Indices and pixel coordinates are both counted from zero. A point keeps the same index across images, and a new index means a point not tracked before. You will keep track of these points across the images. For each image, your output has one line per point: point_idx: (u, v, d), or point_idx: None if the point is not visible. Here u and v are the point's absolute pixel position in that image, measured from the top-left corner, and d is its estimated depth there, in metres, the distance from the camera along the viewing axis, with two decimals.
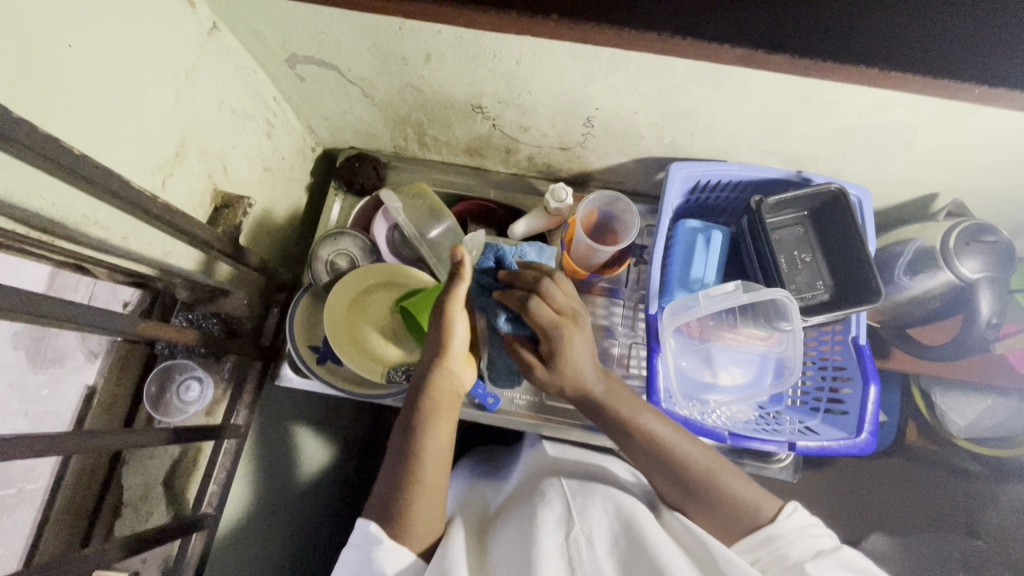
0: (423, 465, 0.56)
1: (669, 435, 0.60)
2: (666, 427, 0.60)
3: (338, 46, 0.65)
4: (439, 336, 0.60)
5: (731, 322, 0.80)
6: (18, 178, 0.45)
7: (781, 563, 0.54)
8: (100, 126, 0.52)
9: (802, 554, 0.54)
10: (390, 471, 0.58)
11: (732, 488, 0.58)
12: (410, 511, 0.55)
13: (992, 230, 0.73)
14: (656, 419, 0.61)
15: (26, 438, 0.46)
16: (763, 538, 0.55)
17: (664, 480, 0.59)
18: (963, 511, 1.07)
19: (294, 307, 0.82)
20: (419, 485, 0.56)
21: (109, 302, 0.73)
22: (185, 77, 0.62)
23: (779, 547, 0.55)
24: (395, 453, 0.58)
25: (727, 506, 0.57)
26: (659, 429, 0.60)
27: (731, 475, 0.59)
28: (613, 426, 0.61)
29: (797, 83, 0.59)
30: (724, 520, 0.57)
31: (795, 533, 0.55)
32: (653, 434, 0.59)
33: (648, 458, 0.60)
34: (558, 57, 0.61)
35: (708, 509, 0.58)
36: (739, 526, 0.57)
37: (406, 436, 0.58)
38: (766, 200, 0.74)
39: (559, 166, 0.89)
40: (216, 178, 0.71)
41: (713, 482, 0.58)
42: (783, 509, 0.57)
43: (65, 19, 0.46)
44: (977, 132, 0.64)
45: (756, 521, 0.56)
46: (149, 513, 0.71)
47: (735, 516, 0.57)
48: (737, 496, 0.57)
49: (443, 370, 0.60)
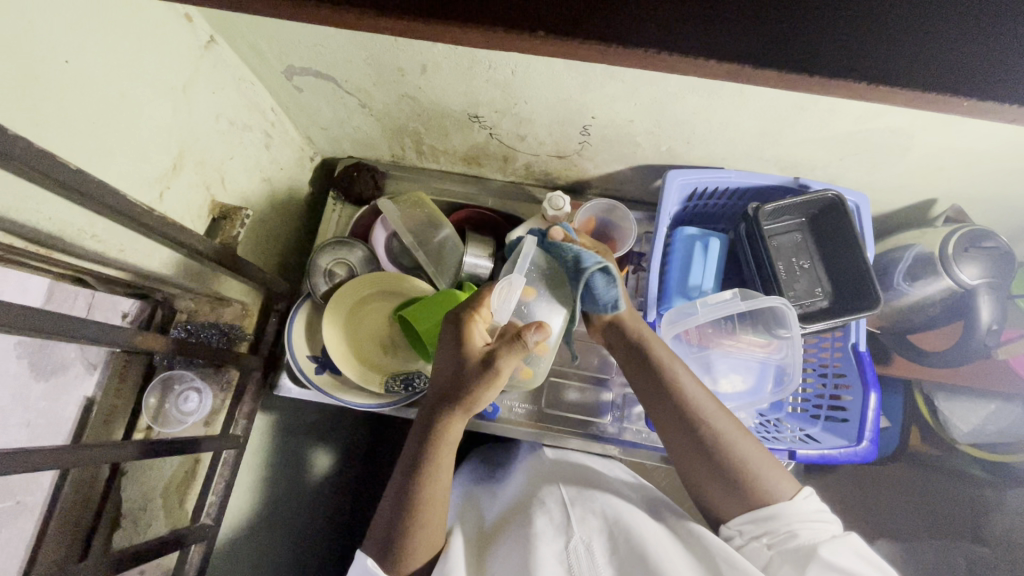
0: (429, 509, 0.56)
1: (693, 390, 0.62)
2: (691, 380, 0.63)
3: (335, 58, 0.66)
4: (475, 384, 0.57)
5: (730, 329, 0.79)
6: (13, 194, 0.45)
7: (789, 541, 0.52)
8: (98, 140, 0.53)
9: (810, 535, 0.52)
10: (394, 501, 0.57)
11: (745, 452, 0.58)
12: (413, 546, 0.55)
13: (991, 236, 0.73)
14: (687, 374, 0.63)
15: (23, 452, 0.46)
16: (769, 514, 0.54)
17: (680, 433, 0.61)
18: (970, 517, 1.05)
19: (295, 313, 0.81)
20: (423, 520, 0.56)
21: (109, 313, 0.69)
22: (183, 90, 0.62)
23: (789, 524, 0.53)
24: (399, 486, 0.58)
25: (739, 471, 0.57)
26: (686, 385, 0.62)
27: (744, 440, 0.59)
28: (642, 375, 0.65)
29: (790, 93, 0.59)
30: (733, 485, 0.57)
31: (806, 516, 0.53)
32: (675, 386, 0.62)
33: (669, 409, 0.62)
34: (553, 68, 0.61)
35: (718, 472, 0.58)
36: (747, 496, 0.56)
37: (414, 474, 0.57)
38: (763, 208, 0.74)
39: (556, 174, 0.89)
40: (213, 190, 0.71)
41: (726, 447, 0.58)
42: (799, 492, 0.56)
43: (61, 37, 0.47)
44: (972, 139, 0.64)
45: (764, 490, 0.56)
46: (149, 524, 0.72)
47: (746, 483, 0.57)
48: (747, 461, 0.58)
49: (463, 415, 0.58)
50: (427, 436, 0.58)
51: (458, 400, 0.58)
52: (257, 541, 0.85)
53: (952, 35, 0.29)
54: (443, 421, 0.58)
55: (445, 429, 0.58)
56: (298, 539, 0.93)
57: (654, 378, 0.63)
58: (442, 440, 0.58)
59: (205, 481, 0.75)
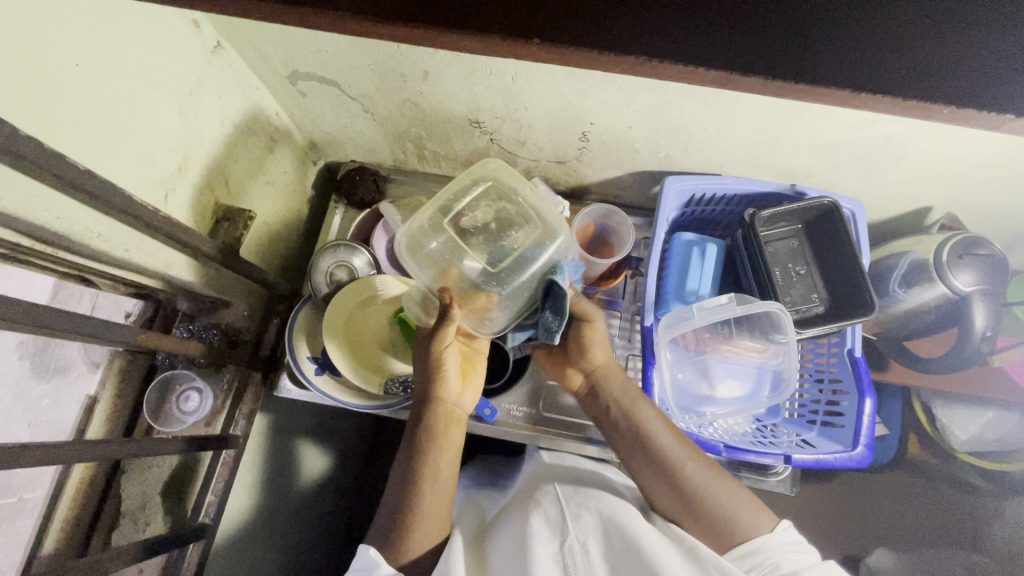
0: (427, 494, 0.59)
1: (664, 434, 0.63)
2: (662, 425, 0.64)
3: (338, 64, 0.67)
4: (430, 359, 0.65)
5: (727, 334, 0.81)
6: (22, 193, 0.46)
7: (773, 572, 0.52)
8: (105, 142, 0.54)
9: (793, 564, 0.53)
10: (393, 494, 0.61)
11: (721, 494, 0.59)
12: (412, 534, 0.57)
13: (984, 243, 0.73)
14: (658, 419, 0.64)
15: (29, 446, 0.46)
16: (750, 550, 0.55)
17: (655, 475, 0.61)
18: (970, 526, 1.05)
19: (295, 315, 0.83)
20: (417, 502, 0.59)
21: (111, 313, 0.70)
22: (189, 94, 0.63)
23: (771, 557, 0.54)
24: (398, 479, 0.62)
25: (716, 514, 0.58)
26: (658, 431, 0.63)
27: (718, 481, 0.60)
28: (616, 423, 0.66)
29: (785, 102, 0.60)
30: (712, 528, 0.57)
31: (785, 546, 0.55)
32: (648, 432, 0.63)
33: (641, 454, 0.63)
34: (553, 75, 0.62)
35: (697, 515, 0.58)
36: (728, 537, 0.57)
37: (410, 465, 0.61)
38: (759, 214, 0.75)
39: (556, 180, 0.90)
40: (218, 192, 0.73)
41: (700, 489, 0.59)
42: (778, 524, 0.58)
43: (75, 43, 0.48)
44: (965, 148, 0.65)
45: (745, 530, 0.57)
46: (147, 523, 0.71)
47: (725, 524, 0.57)
48: (724, 501, 0.59)
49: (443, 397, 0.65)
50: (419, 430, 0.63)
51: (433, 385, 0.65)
52: (254, 542, 0.85)
53: (938, 41, 0.30)
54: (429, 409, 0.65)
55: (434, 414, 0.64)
56: (296, 541, 0.93)
57: (627, 426, 0.65)
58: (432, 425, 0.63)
59: (205, 481, 0.77)
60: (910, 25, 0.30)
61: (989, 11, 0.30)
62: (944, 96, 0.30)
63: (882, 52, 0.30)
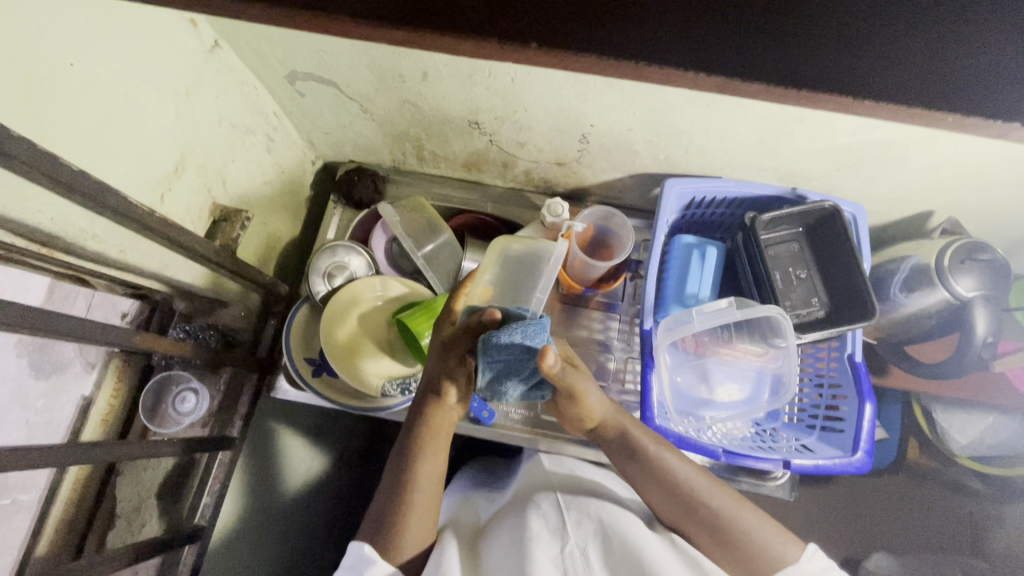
0: (420, 492, 0.58)
1: (687, 471, 0.60)
2: (682, 462, 0.61)
3: (337, 64, 0.66)
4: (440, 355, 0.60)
5: (727, 337, 0.78)
6: (16, 195, 0.46)
7: None
8: (100, 142, 0.53)
9: None
10: (387, 489, 0.59)
11: (752, 526, 0.57)
12: (405, 531, 0.56)
13: (986, 248, 0.73)
14: (673, 455, 0.61)
15: (22, 449, 0.46)
16: None
17: (679, 511, 0.59)
18: (969, 531, 1.05)
19: (290, 317, 0.83)
20: (411, 499, 0.57)
21: (109, 313, 0.69)
22: (186, 92, 0.63)
23: None
24: (392, 476, 0.60)
25: (746, 546, 0.57)
26: (678, 468, 0.60)
27: (746, 511, 0.58)
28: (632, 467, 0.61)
29: (784, 106, 0.60)
30: (742, 561, 0.57)
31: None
32: (670, 471, 0.60)
33: (664, 493, 0.60)
34: (552, 75, 0.61)
35: (725, 547, 0.57)
36: (757, 566, 0.56)
37: (403, 466, 0.59)
38: (760, 217, 0.75)
39: (556, 181, 0.90)
40: (214, 192, 0.72)
41: (727, 521, 0.58)
42: (804, 551, 0.58)
43: (70, 40, 0.47)
44: (967, 153, 0.64)
45: (777, 559, 0.56)
46: (141, 525, 0.73)
47: (755, 556, 0.56)
48: (751, 532, 0.57)
49: (441, 406, 0.61)
50: (415, 429, 0.61)
51: (437, 388, 0.61)
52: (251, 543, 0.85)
53: (942, 45, 0.29)
54: (427, 409, 0.61)
55: (431, 416, 0.61)
56: None
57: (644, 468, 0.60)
58: (427, 427, 0.60)
59: (202, 482, 0.77)
60: (915, 29, 0.30)
61: (991, 15, 0.29)
62: (946, 99, 0.30)
63: (887, 54, 0.30)
